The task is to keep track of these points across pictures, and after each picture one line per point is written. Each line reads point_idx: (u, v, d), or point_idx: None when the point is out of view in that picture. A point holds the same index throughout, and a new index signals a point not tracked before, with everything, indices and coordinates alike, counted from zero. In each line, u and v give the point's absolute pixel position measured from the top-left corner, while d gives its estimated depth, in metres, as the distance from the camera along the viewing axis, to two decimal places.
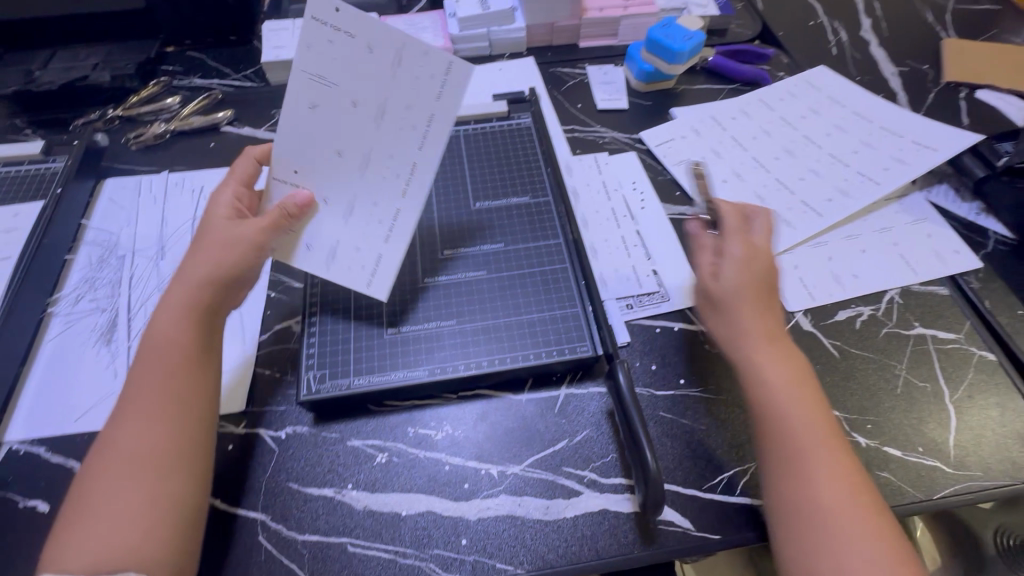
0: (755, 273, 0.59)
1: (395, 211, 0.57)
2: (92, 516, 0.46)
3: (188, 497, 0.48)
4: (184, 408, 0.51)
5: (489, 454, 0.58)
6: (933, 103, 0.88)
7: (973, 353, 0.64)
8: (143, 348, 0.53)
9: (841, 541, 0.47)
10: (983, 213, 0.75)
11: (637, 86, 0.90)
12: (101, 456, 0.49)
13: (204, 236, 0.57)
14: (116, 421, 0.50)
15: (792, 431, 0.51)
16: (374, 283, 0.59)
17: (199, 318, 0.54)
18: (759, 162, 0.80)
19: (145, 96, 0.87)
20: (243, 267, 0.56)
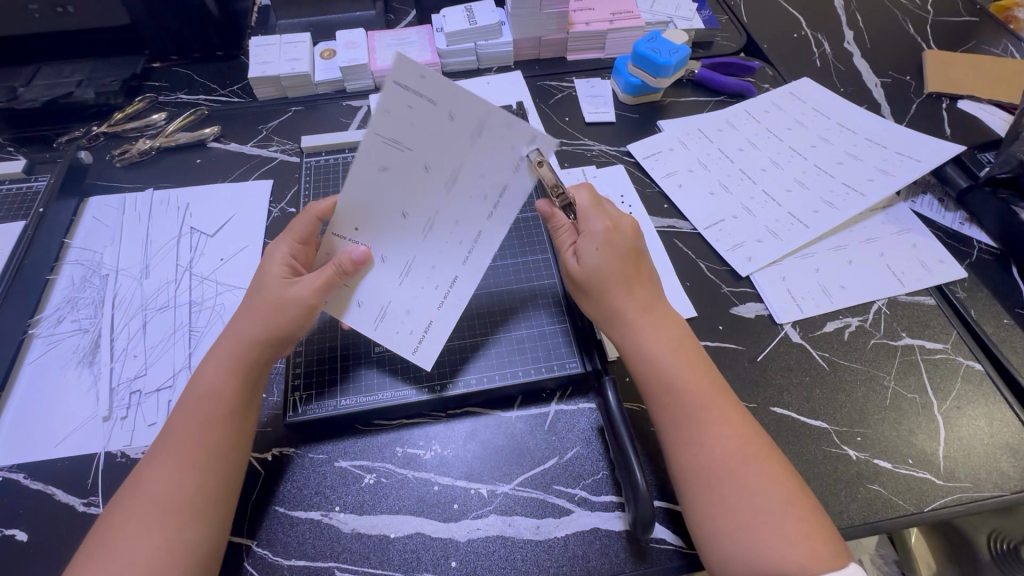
0: (617, 250, 0.56)
1: (453, 276, 0.54)
2: (106, 557, 0.44)
3: (205, 545, 0.46)
4: (217, 462, 0.48)
5: (479, 474, 0.57)
6: (916, 114, 0.89)
7: (961, 363, 0.64)
8: (187, 396, 0.51)
9: (741, 494, 0.48)
10: (967, 222, 0.76)
11: (625, 99, 0.91)
12: (127, 495, 0.47)
13: (260, 303, 0.53)
14: (150, 461, 0.48)
15: (681, 395, 0.53)
16: (422, 348, 0.55)
17: (246, 372, 0.52)
18: (745, 173, 0.80)
19: (131, 113, 0.86)
20: (295, 326, 0.53)
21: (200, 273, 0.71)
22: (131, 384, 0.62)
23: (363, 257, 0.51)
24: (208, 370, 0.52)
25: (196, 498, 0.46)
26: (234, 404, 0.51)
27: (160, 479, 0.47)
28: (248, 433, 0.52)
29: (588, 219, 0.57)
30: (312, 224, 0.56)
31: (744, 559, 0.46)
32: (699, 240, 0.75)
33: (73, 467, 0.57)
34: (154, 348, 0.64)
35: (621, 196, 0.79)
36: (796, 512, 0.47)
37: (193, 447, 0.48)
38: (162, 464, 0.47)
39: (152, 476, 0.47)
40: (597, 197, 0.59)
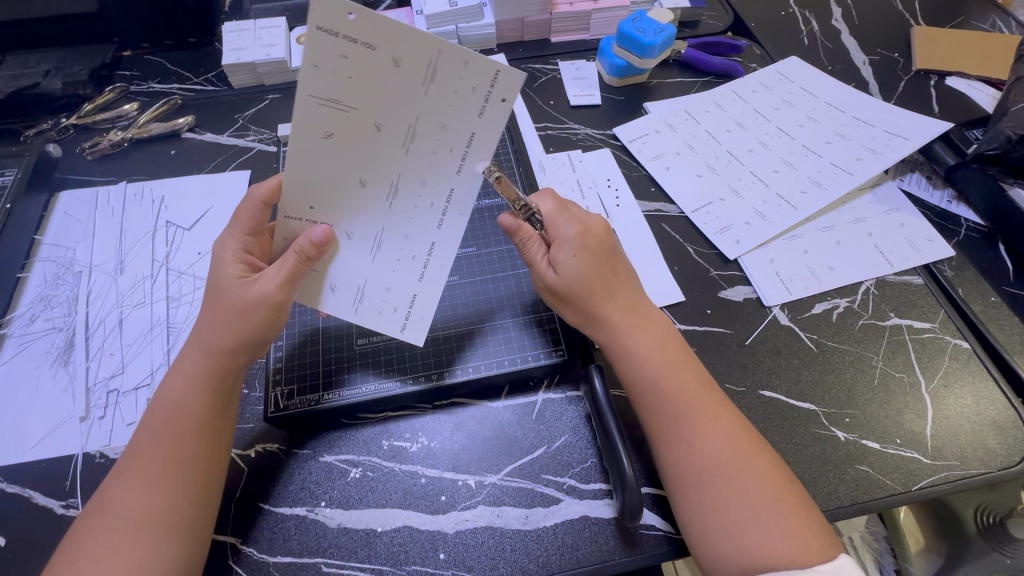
0: (591, 256, 0.55)
1: (430, 244, 0.51)
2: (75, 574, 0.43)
3: (181, 562, 0.45)
4: (187, 477, 0.47)
5: (465, 465, 0.56)
6: (904, 91, 0.88)
7: (948, 342, 0.64)
8: (156, 408, 0.50)
9: (730, 491, 0.47)
10: (954, 200, 0.75)
11: (610, 81, 0.89)
12: (97, 512, 0.45)
13: (221, 301, 0.51)
14: (119, 478, 0.47)
15: (670, 396, 0.52)
16: (409, 325, 0.54)
17: (217, 384, 0.51)
18: (733, 155, 0.79)
19: (102, 103, 0.83)
20: (263, 324, 0.51)
21: (176, 267, 0.69)
22: (108, 383, 0.60)
23: (326, 237, 0.48)
24: (176, 381, 0.50)
25: (170, 518, 0.45)
26: (207, 421, 0.49)
27: (130, 498, 0.45)
28: (224, 447, 0.50)
29: (560, 225, 0.55)
30: (258, 211, 0.53)
31: (733, 555, 0.45)
32: (687, 223, 0.74)
33: (51, 469, 0.55)
34: (131, 346, 0.63)
35: (606, 180, 0.78)
36: (787, 508, 0.47)
37: (161, 462, 0.47)
38: (132, 483, 0.46)
39: (122, 495, 0.46)
40: (561, 204, 0.58)
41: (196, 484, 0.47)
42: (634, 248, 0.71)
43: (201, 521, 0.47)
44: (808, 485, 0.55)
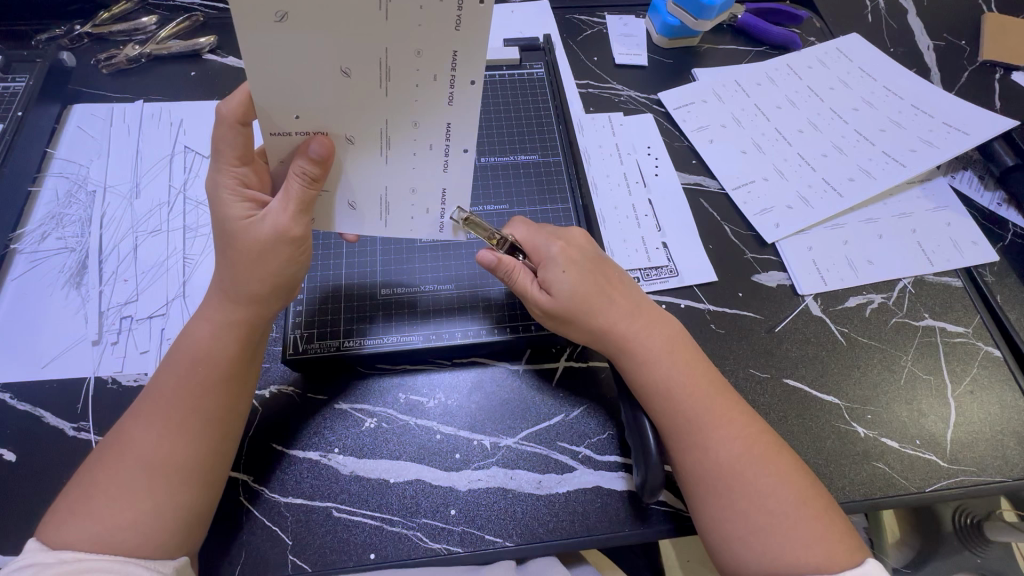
0: (581, 269, 0.54)
1: (445, 125, 0.46)
2: (88, 503, 0.42)
3: (194, 503, 0.44)
4: (204, 423, 0.46)
5: (481, 425, 0.56)
6: (966, 83, 0.83)
7: (980, 348, 0.63)
8: (178, 350, 0.48)
9: (751, 497, 0.47)
10: (1005, 203, 0.72)
11: (659, 42, 0.84)
12: (113, 446, 0.45)
13: (230, 241, 0.48)
14: (136, 415, 0.46)
15: (681, 399, 0.51)
16: (445, 223, 0.52)
17: (243, 333, 0.49)
18: (781, 134, 0.75)
19: (118, 13, 0.78)
20: (276, 257, 0.48)
21: (194, 197, 0.66)
22: (121, 309, 0.59)
23: (325, 150, 0.44)
24: (199, 326, 0.49)
25: (184, 462, 0.44)
26: (229, 370, 0.48)
27: (145, 437, 0.44)
28: (243, 397, 0.49)
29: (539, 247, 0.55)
30: (237, 135, 0.47)
31: (755, 561, 0.45)
32: (726, 201, 0.71)
33: (63, 390, 0.54)
34: (146, 273, 0.61)
35: (647, 147, 0.74)
36: (808, 513, 0.46)
37: (180, 406, 0.46)
38: (146, 423, 0.45)
39: (136, 433, 0.45)
40: (535, 228, 0.57)
41: (212, 430, 0.46)
42: (670, 222, 0.68)
43: (216, 467, 0.46)
44: (823, 477, 0.55)
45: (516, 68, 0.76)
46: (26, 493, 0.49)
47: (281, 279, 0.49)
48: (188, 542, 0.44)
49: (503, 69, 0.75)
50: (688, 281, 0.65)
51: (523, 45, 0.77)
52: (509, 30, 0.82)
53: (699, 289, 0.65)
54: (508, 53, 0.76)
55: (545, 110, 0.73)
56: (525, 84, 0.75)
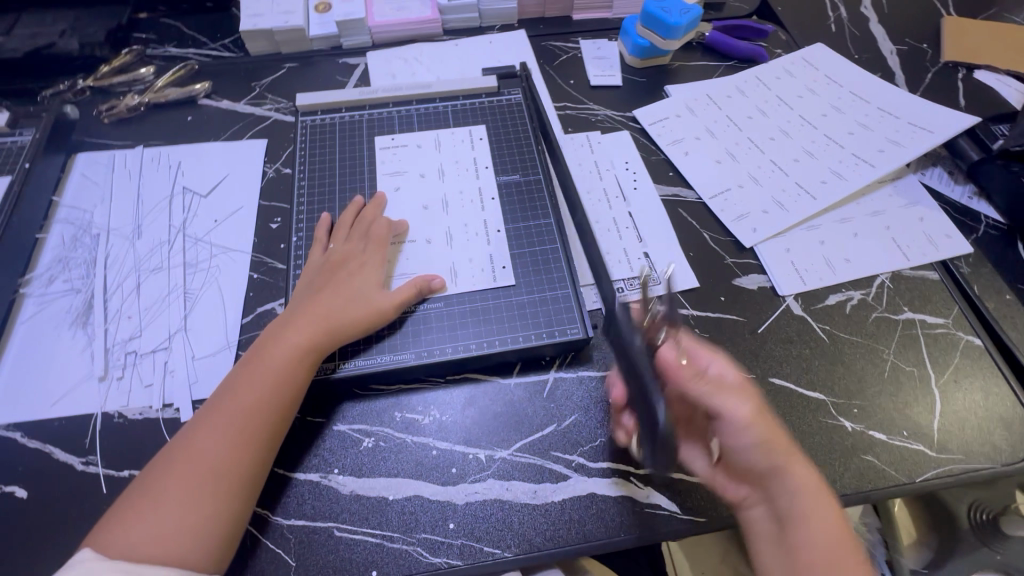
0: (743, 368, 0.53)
1: (483, 220, 0.69)
2: (152, 503, 0.48)
3: (238, 512, 0.49)
4: (261, 437, 0.51)
5: (477, 439, 0.57)
6: (930, 84, 0.86)
7: (960, 337, 0.64)
8: (250, 364, 0.55)
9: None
10: (975, 196, 0.74)
11: (632, 62, 0.87)
12: (180, 452, 0.50)
13: (349, 288, 0.60)
14: (202, 424, 0.51)
15: (771, 445, 0.50)
16: (498, 272, 0.65)
17: (312, 357, 0.55)
18: (753, 143, 0.78)
19: (118, 66, 0.83)
20: (371, 317, 0.58)
21: (194, 234, 0.69)
22: (125, 345, 0.61)
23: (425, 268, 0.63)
24: (272, 350, 0.55)
25: (238, 472, 0.50)
26: (293, 390, 0.54)
27: (209, 446, 0.50)
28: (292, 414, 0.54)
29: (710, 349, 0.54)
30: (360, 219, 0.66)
31: None
32: (704, 209, 0.73)
33: (71, 426, 0.56)
34: (147, 309, 0.63)
35: (625, 163, 0.77)
36: (864, 566, 0.47)
37: (242, 418, 0.51)
38: (211, 437, 0.50)
39: (202, 445, 0.50)
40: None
41: (265, 444, 0.51)
42: (650, 233, 0.71)
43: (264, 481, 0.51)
44: None
45: (495, 95, 0.79)
46: (39, 527, 0.51)
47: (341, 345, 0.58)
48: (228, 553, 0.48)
49: (482, 97, 0.79)
50: (670, 289, 0.67)
51: (501, 73, 0.81)
52: (487, 59, 0.86)
53: (682, 296, 0.67)
54: (486, 80, 0.79)
55: (524, 133, 0.76)
56: (504, 109, 0.78)
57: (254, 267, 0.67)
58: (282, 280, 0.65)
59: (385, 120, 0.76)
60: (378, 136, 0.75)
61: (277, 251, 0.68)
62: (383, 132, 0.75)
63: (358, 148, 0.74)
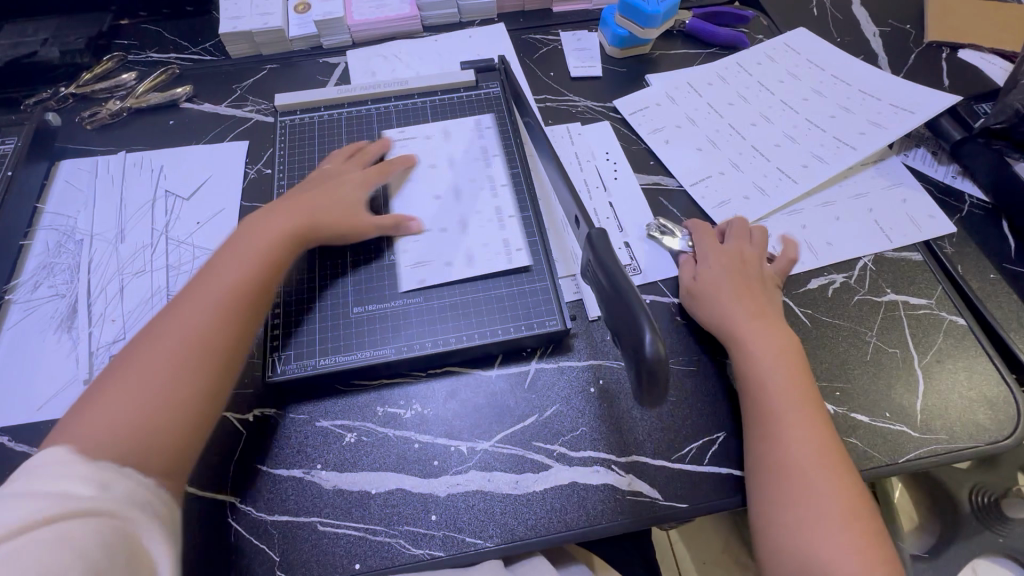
0: (730, 263, 0.63)
1: (496, 206, 0.69)
2: (105, 404, 0.46)
3: (203, 408, 0.49)
4: (225, 343, 0.52)
5: (458, 431, 0.57)
6: (913, 64, 0.86)
7: (944, 318, 0.64)
8: (207, 277, 0.55)
9: (813, 499, 0.49)
10: (959, 175, 0.74)
11: (612, 52, 0.87)
12: (137, 355, 0.49)
13: (327, 201, 0.63)
14: (160, 329, 0.51)
15: (776, 400, 0.53)
16: (512, 255, 0.64)
17: (271, 270, 0.57)
18: (734, 129, 0.78)
19: (99, 73, 0.83)
20: (345, 230, 0.63)
21: (176, 237, 0.69)
22: (109, 348, 0.61)
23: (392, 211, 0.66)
24: (219, 272, 0.55)
25: (204, 372, 0.50)
26: (256, 303, 0.55)
27: (170, 348, 0.50)
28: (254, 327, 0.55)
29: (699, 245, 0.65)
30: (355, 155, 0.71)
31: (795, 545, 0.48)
32: (684, 197, 0.73)
33: (57, 429, 0.57)
34: (132, 312, 0.64)
35: (605, 153, 0.77)
36: (844, 475, 0.50)
37: (205, 324, 0.52)
38: (152, 354, 0.49)
39: (145, 363, 0.49)
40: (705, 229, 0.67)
41: (213, 358, 0.50)
42: (630, 222, 0.71)
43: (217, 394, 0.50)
44: None
45: (474, 89, 0.79)
46: None
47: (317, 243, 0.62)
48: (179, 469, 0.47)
49: (461, 91, 0.79)
50: (650, 278, 0.67)
51: (479, 67, 0.81)
52: (467, 54, 0.86)
53: (663, 284, 0.67)
54: (464, 75, 0.79)
55: (503, 126, 0.76)
56: (483, 103, 0.78)
57: None
58: None
59: (364, 117, 0.77)
60: (357, 133, 0.75)
61: None
62: (363, 130, 0.75)
63: (337, 147, 0.74)
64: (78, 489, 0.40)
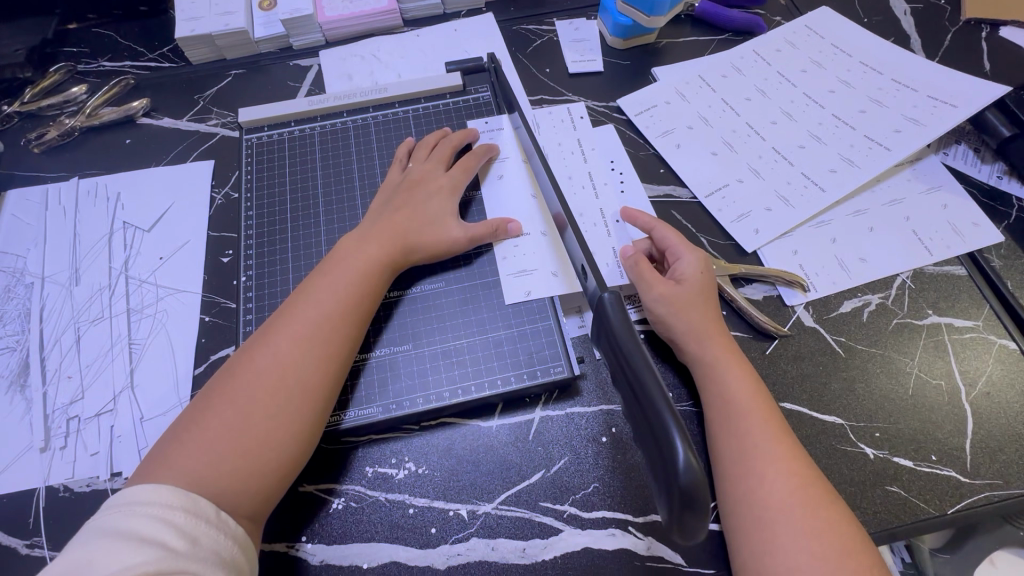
0: (708, 275, 0.56)
1: (540, 219, 0.63)
2: (191, 448, 0.45)
3: (288, 453, 0.47)
4: (311, 383, 0.49)
5: (456, 493, 0.52)
6: (950, 47, 0.77)
7: (993, 342, 0.58)
8: (302, 306, 0.52)
9: (797, 538, 0.43)
10: (1005, 175, 0.66)
11: (614, 43, 0.78)
12: (219, 394, 0.48)
13: (403, 216, 0.58)
14: (243, 366, 0.49)
15: (745, 428, 0.48)
16: (560, 274, 0.59)
17: (370, 300, 0.54)
18: (753, 129, 0.70)
19: (46, 87, 0.75)
20: (422, 246, 0.58)
21: (137, 276, 0.63)
22: (67, 410, 0.56)
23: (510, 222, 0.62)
24: (326, 293, 0.53)
25: (287, 415, 0.47)
26: (344, 337, 0.52)
27: (252, 388, 0.48)
28: (347, 363, 0.52)
29: (677, 252, 0.57)
30: (428, 156, 0.64)
31: None
32: (700, 210, 0.66)
33: (11, 505, 0.51)
34: (90, 366, 0.58)
35: (610, 162, 0.69)
36: (828, 506, 0.44)
37: (288, 362, 0.49)
38: (245, 387, 0.47)
39: (238, 393, 0.47)
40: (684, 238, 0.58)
41: (314, 394, 0.49)
42: None
43: (314, 432, 0.49)
44: None
45: (461, 94, 0.71)
46: None
47: (410, 262, 0.58)
48: (267, 506, 0.47)
49: (447, 97, 0.71)
50: None
51: (467, 67, 0.73)
52: (453, 52, 0.78)
53: None
54: (450, 78, 0.71)
55: (498, 136, 0.68)
56: (473, 109, 0.70)
57: (204, 308, 0.61)
58: (234, 322, 0.59)
59: (339, 132, 0.69)
60: (333, 151, 0.67)
61: (228, 289, 0.62)
62: (339, 147, 0.68)
63: (310, 166, 0.66)
64: (170, 539, 0.39)
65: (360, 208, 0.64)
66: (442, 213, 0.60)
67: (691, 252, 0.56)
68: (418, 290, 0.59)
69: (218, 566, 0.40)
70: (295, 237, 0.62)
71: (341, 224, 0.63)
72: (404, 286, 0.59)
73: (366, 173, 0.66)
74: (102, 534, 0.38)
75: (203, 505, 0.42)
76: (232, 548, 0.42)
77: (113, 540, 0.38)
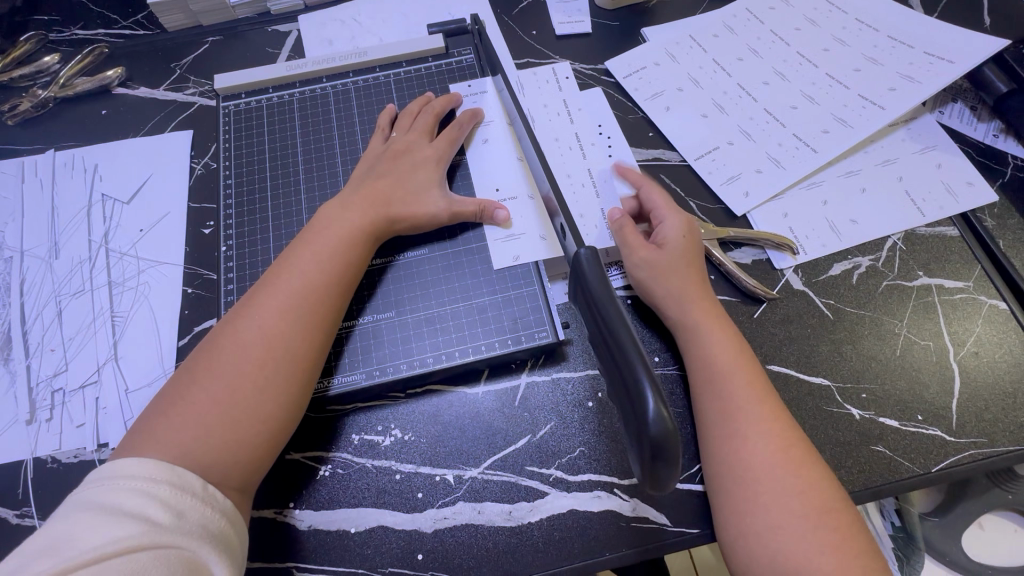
0: (693, 238, 0.55)
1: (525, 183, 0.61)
2: (178, 422, 0.44)
3: (276, 423, 0.47)
4: (296, 353, 0.49)
5: (443, 459, 0.52)
6: (949, 1, 0.74)
7: (983, 303, 0.57)
8: (283, 276, 0.51)
9: (777, 496, 0.43)
10: (1001, 134, 0.65)
11: (602, 3, 0.76)
12: (203, 366, 0.47)
13: (387, 186, 0.57)
14: (226, 338, 0.48)
15: (728, 390, 0.48)
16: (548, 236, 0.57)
17: (353, 270, 0.53)
18: (744, 90, 0.68)
19: (17, 57, 0.73)
20: (406, 218, 0.57)
21: (118, 248, 0.62)
22: (52, 383, 0.55)
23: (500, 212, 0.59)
24: (308, 263, 0.52)
25: (273, 385, 0.47)
26: (328, 306, 0.51)
27: (236, 359, 0.47)
28: (331, 334, 0.52)
29: (661, 215, 0.56)
30: (413, 124, 0.62)
31: (768, 557, 0.42)
32: (689, 174, 0.64)
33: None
34: (73, 339, 0.57)
35: (598, 125, 0.67)
36: (808, 465, 0.44)
37: (271, 332, 0.48)
38: (230, 358, 0.47)
39: (223, 365, 0.47)
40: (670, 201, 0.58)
41: (300, 364, 0.48)
42: None
43: (301, 403, 0.49)
44: None
45: (444, 57, 0.69)
46: None
47: (393, 233, 0.57)
48: (258, 475, 0.47)
49: (429, 61, 0.69)
50: None
51: (449, 30, 0.71)
52: (436, 14, 0.75)
53: None
54: (432, 41, 0.69)
55: (482, 100, 0.66)
56: (456, 73, 0.68)
57: (186, 281, 0.60)
58: (216, 293, 0.58)
59: (319, 98, 0.67)
60: (313, 118, 0.66)
61: (210, 260, 0.61)
62: (319, 114, 0.66)
63: (290, 135, 0.65)
64: (155, 514, 0.39)
65: (341, 176, 0.62)
66: (426, 184, 0.58)
67: (676, 214, 0.56)
68: (403, 258, 0.58)
69: (204, 540, 0.40)
70: (276, 208, 0.61)
71: (323, 192, 0.62)
72: (388, 254, 0.58)
73: (347, 140, 0.65)
74: (84, 508, 0.38)
75: (188, 478, 0.42)
76: (220, 522, 0.42)
77: (97, 514, 0.38)
